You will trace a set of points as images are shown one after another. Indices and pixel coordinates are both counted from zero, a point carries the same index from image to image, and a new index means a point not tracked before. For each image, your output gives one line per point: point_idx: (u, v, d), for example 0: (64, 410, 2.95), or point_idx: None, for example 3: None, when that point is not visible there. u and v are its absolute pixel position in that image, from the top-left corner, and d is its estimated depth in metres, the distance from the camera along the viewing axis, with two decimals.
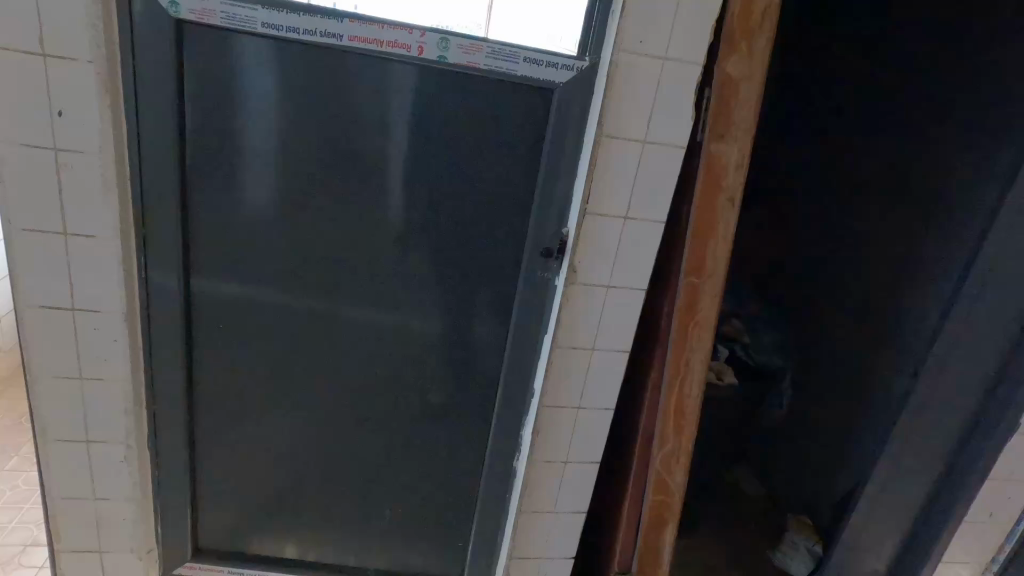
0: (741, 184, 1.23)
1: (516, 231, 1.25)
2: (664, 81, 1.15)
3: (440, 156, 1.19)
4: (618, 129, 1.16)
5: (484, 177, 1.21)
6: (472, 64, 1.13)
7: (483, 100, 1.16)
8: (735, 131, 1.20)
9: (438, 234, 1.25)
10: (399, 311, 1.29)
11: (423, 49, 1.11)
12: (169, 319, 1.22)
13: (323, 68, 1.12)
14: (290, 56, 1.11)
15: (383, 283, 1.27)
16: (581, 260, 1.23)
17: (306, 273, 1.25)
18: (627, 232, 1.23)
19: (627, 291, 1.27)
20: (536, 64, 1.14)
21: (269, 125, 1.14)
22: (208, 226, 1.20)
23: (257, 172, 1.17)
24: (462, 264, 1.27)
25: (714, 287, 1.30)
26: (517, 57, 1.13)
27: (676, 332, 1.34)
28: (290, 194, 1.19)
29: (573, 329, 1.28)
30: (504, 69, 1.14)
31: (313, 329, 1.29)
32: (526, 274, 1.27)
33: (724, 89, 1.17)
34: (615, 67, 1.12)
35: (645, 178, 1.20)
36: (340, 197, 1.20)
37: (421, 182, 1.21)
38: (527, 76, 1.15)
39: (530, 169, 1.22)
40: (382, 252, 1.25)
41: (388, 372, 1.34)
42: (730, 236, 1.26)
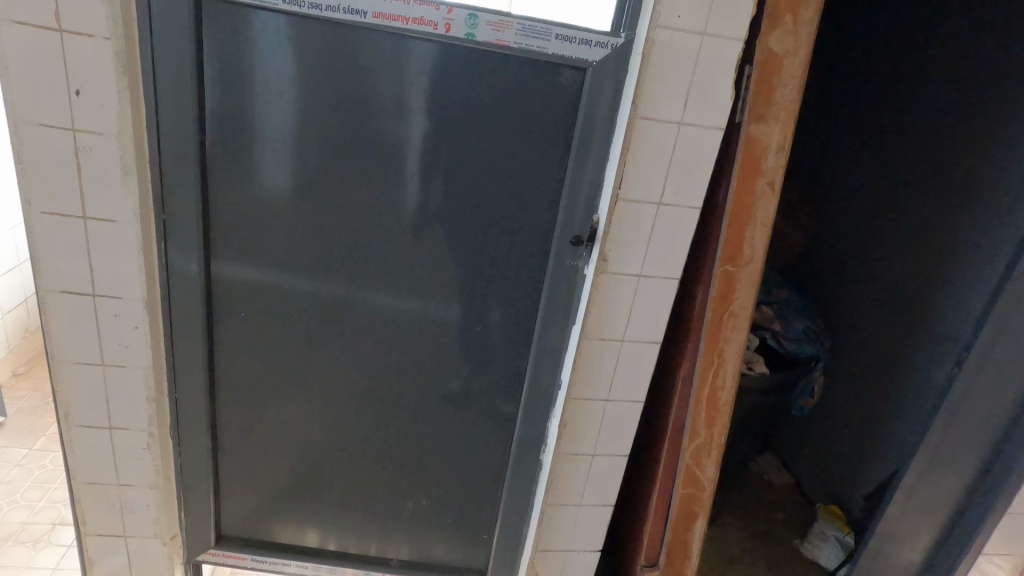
0: (782, 167, 1.16)
1: (543, 218, 1.21)
2: (704, 59, 1.08)
3: (462, 141, 1.15)
4: (654, 111, 1.10)
5: (510, 162, 1.16)
6: (501, 42, 1.08)
7: (512, 80, 1.11)
8: (778, 111, 1.13)
9: (460, 222, 1.20)
10: (421, 300, 1.26)
11: (450, 25, 1.06)
12: (189, 305, 1.20)
13: (351, 49, 1.08)
14: (315, 34, 1.06)
15: (405, 274, 1.24)
16: (612, 250, 1.18)
17: (327, 260, 1.22)
18: (660, 219, 1.17)
19: (660, 281, 1.22)
20: (568, 41, 1.08)
21: (289, 106, 1.11)
22: (228, 211, 1.17)
23: (278, 157, 1.14)
24: (485, 253, 1.23)
25: (751, 276, 1.24)
26: (548, 34, 1.07)
27: (709, 322, 1.28)
28: (309, 180, 1.16)
29: (603, 319, 1.24)
30: (535, 47, 1.08)
31: (332, 318, 1.26)
32: (554, 263, 1.22)
33: (766, 66, 1.10)
34: (653, 45, 1.06)
35: (680, 164, 1.14)
36: (358, 183, 1.16)
37: (441, 168, 1.16)
38: (558, 55, 1.09)
39: (558, 153, 1.16)
40: (402, 240, 1.21)
41: (409, 363, 1.31)
42: (769, 223, 1.20)
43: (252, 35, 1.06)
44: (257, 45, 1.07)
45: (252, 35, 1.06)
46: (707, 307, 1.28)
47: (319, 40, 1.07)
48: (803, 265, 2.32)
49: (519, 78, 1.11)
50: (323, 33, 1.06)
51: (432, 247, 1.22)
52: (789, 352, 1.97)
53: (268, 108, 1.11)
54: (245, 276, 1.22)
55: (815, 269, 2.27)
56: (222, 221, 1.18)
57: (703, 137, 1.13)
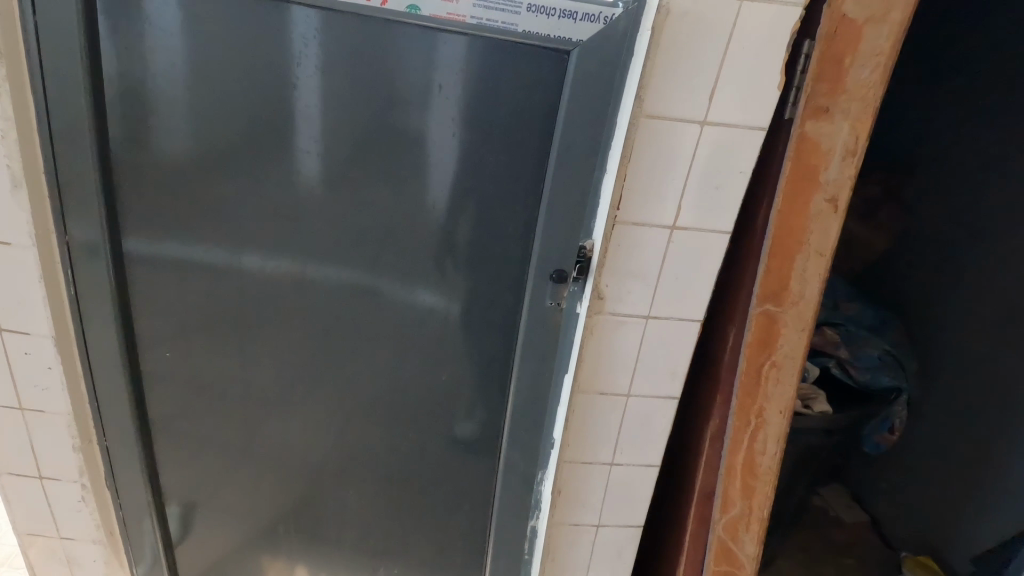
0: (849, 179, 0.85)
1: (523, 247, 0.93)
2: (741, 34, 0.79)
3: (405, 151, 0.87)
4: (665, 105, 0.82)
5: (476, 177, 0.89)
6: (452, 17, 0.79)
7: (469, 69, 0.82)
8: (848, 102, 0.81)
9: (411, 253, 0.94)
10: (373, 344, 1.01)
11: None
12: (108, 349, 1.00)
13: (392, 53, 0.82)
14: (355, 32, 0.81)
15: (360, 313, 0.98)
16: (609, 285, 0.91)
17: (253, 297, 0.98)
18: (673, 247, 0.89)
19: (675, 322, 0.95)
20: (543, 15, 0.77)
21: (191, 108, 0.85)
22: (143, 237, 0.95)
23: (188, 174, 0.90)
24: (450, 291, 0.96)
25: (800, 321, 0.94)
26: (516, 5, 0.77)
27: (743, 375, 0.99)
28: (216, 202, 0.92)
29: (600, 370, 0.98)
30: (498, 23, 0.79)
31: (270, 364, 1.04)
32: (530, 308, 0.93)
33: (836, 38, 0.79)
34: (668, 16, 0.78)
35: (699, 174, 0.85)
36: (274, 203, 0.91)
37: (382, 186, 0.89)
38: (530, 32, 0.79)
39: (536, 163, 0.87)
40: (338, 275, 0.96)
41: (363, 420, 1.07)
42: (827, 252, 0.89)
43: (288, 40, 0.81)
44: (146, 34, 0.82)
45: (141, 18, 0.81)
46: (740, 356, 0.98)
47: (362, 41, 0.81)
48: (892, 277, 1.92)
49: (486, 65, 0.82)
50: (361, 32, 0.81)
51: (381, 283, 0.96)
52: (858, 381, 1.63)
53: (302, 136, 0.87)
54: (272, 270, 0.96)
55: (907, 277, 1.87)
56: (134, 254, 0.96)
57: (744, 138, 0.83)
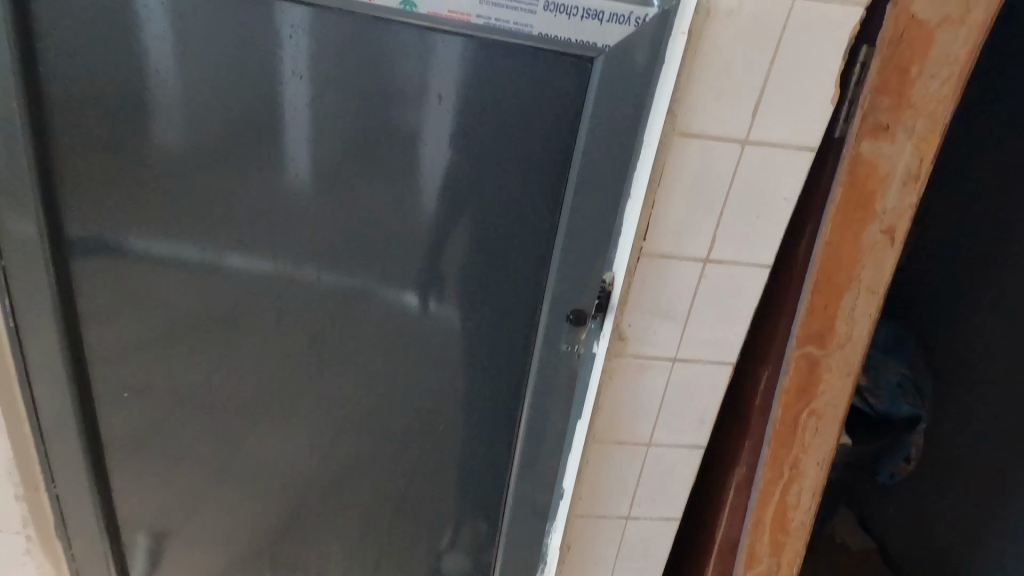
0: (910, 207, 0.74)
1: (530, 275, 0.82)
2: (791, 40, 0.68)
3: (400, 169, 0.76)
4: (700, 121, 0.70)
5: (481, 198, 0.77)
6: (453, 16, 0.67)
7: (475, 76, 0.71)
8: (913, 118, 0.71)
9: (405, 281, 0.82)
10: (360, 379, 0.90)
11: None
12: (54, 388, 0.87)
13: (386, 55, 0.70)
14: (341, 31, 0.69)
15: (345, 346, 0.88)
16: (632, 325, 0.80)
17: (222, 328, 0.86)
18: (705, 283, 0.78)
19: (704, 365, 0.84)
20: (562, 14, 0.65)
21: (151, 117, 0.73)
22: (96, 261, 0.82)
23: (145, 191, 0.78)
24: (451, 323, 0.85)
25: (845, 364, 0.83)
26: (531, 2, 0.65)
27: (778, 424, 0.88)
28: (180, 225, 0.79)
29: (618, 418, 0.86)
30: (509, 23, 0.67)
31: (246, 401, 0.92)
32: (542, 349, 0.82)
33: (904, 43, 0.69)
34: (707, 19, 0.66)
35: (738, 200, 0.74)
36: (242, 223, 0.80)
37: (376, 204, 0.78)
38: (546, 35, 0.67)
39: (549, 182, 0.76)
40: (323, 304, 0.85)
41: (348, 459, 0.96)
42: (880, 289, 0.78)
43: (266, 38, 0.69)
44: (92, 25, 0.69)
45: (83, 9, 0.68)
46: (775, 402, 0.87)
47: (352, 40, 0.69)
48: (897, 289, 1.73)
49: (495, 71, 0.71)
50: (354, 30, 0.69)
51: (373, 312, 0.85)
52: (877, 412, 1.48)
53: (289, 151, 0.75)
54: (257, 269, 0.82)
55: None
56: (83, 283, 0.83)
57: (790, 159, 0.72)
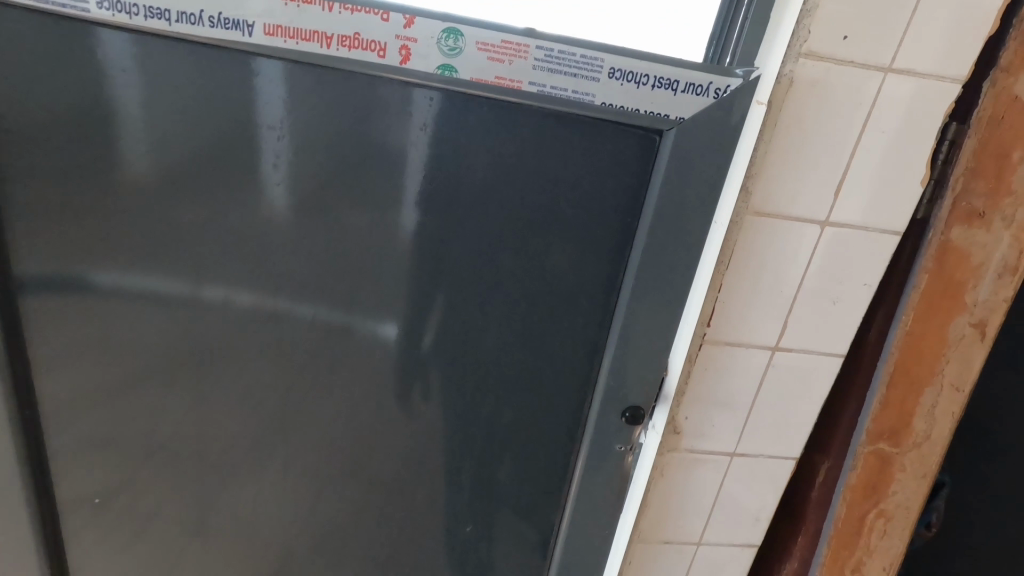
0: (1004, 302, 0.67)
1: (566, 364, 0.73)
2: (879, 117, 0.60)
3: (439, 241, 0.68)
4: (778, 201, 0.62)
5: (524, 278, 0.69)
6: (500, 83, 0.59)
7: (521, 147, 0.64)
8: (1012, 207, 0.64)
9: (434, 364, 0.74)
10: (371, 471, 0.80)
11: (409, 52, 0.58)
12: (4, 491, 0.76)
13: (411, 124, 0.63)
14: (360, 96, 0.62)
15: (356, 437, 0.78)
16: (689, 417, 0.72)
17: (209, 416, 0.76)
18: (772, 374, 0.70)
19: (765, 460, 0.75)
20: (630, 82, 0.58)
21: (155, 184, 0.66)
22: (58, 343, 0.72)
23: (141, 262, 0.69)
24: (478, 415, 0.76)
25: (921, 466, 0.75)
26: (595, 68, 0.58)
27: (840, 523, 0.78)
28: (176, 299, 0.71)
29: (668, 516, 0.78)
30: (567, 91, 0.59)
31: (241, 497, 0.81)
32: (590, 437, 0.74)
33: (1005, 125, 0.62)
34: (790, 88, 0.59)
35: (813, 287, 0.66)
36: (242, 301, 0.71)
37: (405, 281, 0.70)
38: (610, 105, 0.59)
39: (594, 265, 0.68)
40: (336, 389, 0.75)
41: (353, 558, 0.85)
42: (964, 387, 0.70)
43: (277, 103, 0.63)
44: (68, 88, 0.62)
45: (55, 69, 0.61)
46: (837, 499, 0.78)
47: (376, 108, 0.63)
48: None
49: (550, 137, 0.63)
50: (377, 97, 0.62)
51: (393, 400, 0.76)
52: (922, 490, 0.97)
53: (271, 213, 0.67)
54: (240, 302, 0.71)
55: None
56: (45, 367, 0.73)
57: (868, 245, 0.65)
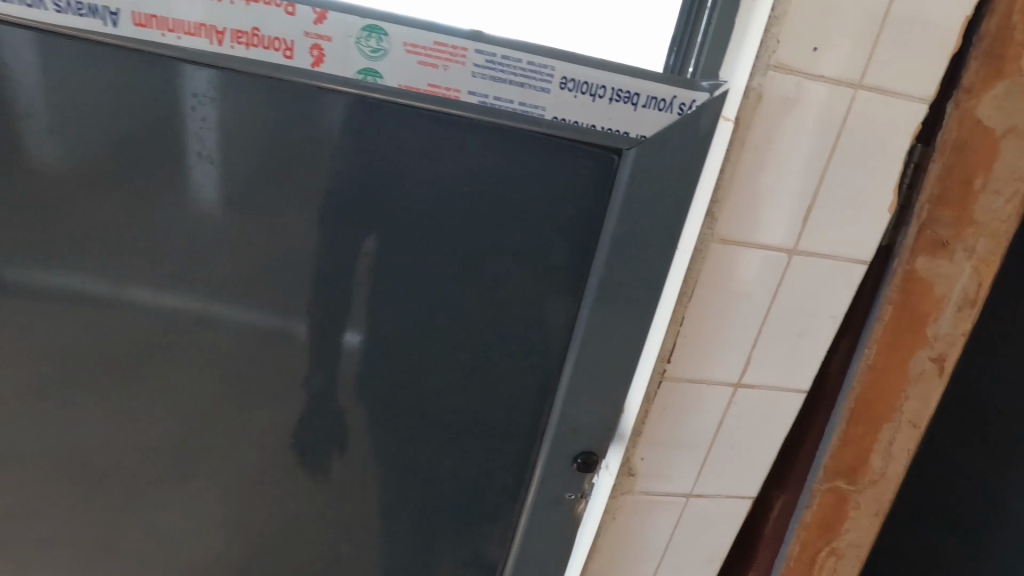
0: (963, 335, 0.64)
1: (510, 403, 0.65)
2: (848, 141, 0.56)
3: (369, 269, 0.59)
4: (744, 228, 0.57)
5: (467, 311, 0.61)
6: (433, 91, 0.51)
7: (461, 162, 0.56)
8: (973, 237, 0.60)
9: (362, 407, 0.64)
10: (290, 529, 0.69)
11: (323, 52, 0.49)
12: None
13: (335, 135, 0.54)
14: (273, 100, 0.53)
15: (270, 490, 0.67)
16: (645, 458, 0.66)
17: (90, 471, 0.64)
18: (733, 411, 0.65)
19: (721, 499, 0.70)
20: (585, 95, 0.51)
21: (16, 205, 0.54)
22: None
23: (22, 282, 0.57)
24: (415, 463, 0.67)
25: (875, 503, 0.71)
26: (544, 77, 0.50)
27: (792, 562, 0.75)
28: (45, 339, 0.59)
29: (621, 560, 0.72)
30: (513, 103, 0.51)
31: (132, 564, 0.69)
32: (539, 484, 0.67)
33: (969, 150, 0.58)
34: (759, 105, 0.53)
35: (776, 321, 0.62)
36: (128, 336, 0.60)
37: (330, 313, 0.60)
38: (563, 120, 0.52)
39: (543, 293, 0.61)
40: (245, 437, 0.65)
41: None
42: (921, 423, 0.67)
43: (174, 105, 0.53)
44: None
45: None
46: (790, 538, 0.75)
47: (295, 114, 0.54)
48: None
49: (499, 153, 0.56)
50: (295, 103, 0.53)
51: (316, 448, 0.66)
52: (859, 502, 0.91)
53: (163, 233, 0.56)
54: (172, 301, 0.59)
55: None
56: None
57: (834, 277, 0.61)
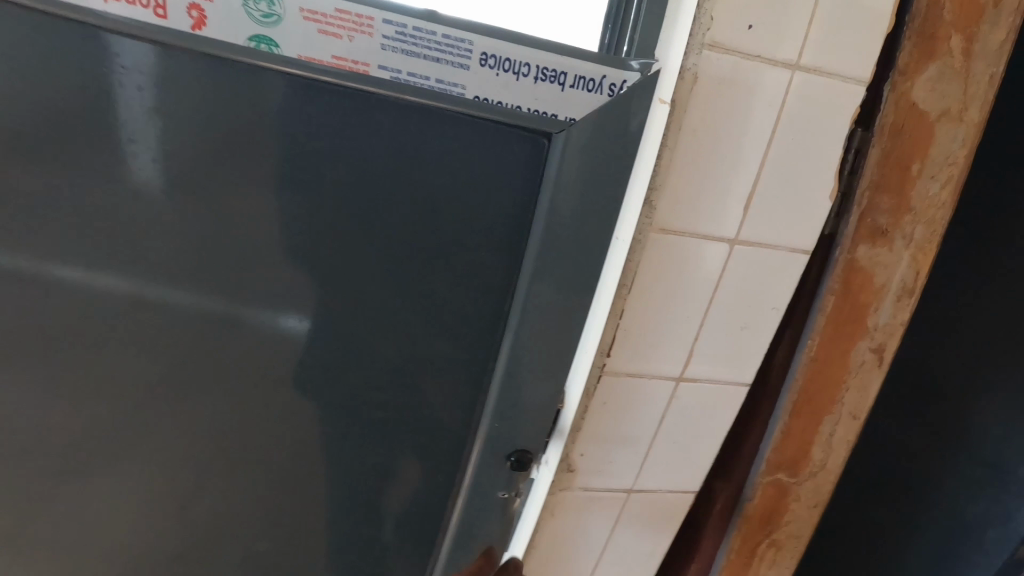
0: (902, 326, 0.63)
1: (437, 410, 0.59)
2: (788, 127, 0.54)
3: (270, 264, 0.52)
4: (683, 217, 0.55)
5: (408, 311, 0.55)
6: (340, 63, 0.47)
7: (388, 143, 0.49)
8: (911, 224, 0.60)
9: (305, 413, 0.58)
10: (201, 538, 0.64)
11: (204, 14, 0.44)
12: None
13: (250, 123, 0.47)
14: (140, 72, 0.45)
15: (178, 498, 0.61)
16: (584, 454, 0.64)
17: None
18: (673, 406, 0.63)
19: (662, 494, 0.69)
20: (507, 73, 0.47)
21: None
22: None
23: None
24: (354, 469, 0.61)
25: (815, 495, 0.71)
26: (462, 52, 0.46)
27: (733, 554, 0.74)
28: None
29: (559, 556, 0.70)
30: (429, 80, 0.47)
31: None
32: (468, 494, 0.62)
33: (905, 135, 0.58)
34: (694, 87, 0.50)
35: (716, 314, 0.59)
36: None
37: (228, 312, 0.53)
38: (485, 100, 0.48)
39: (471, 291, 0.55)
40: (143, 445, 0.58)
41: None
42: (861, 414, 0.67)
43: (49, 86, 0.45)
44: None
45: None
46: (731, 530, 0.74)
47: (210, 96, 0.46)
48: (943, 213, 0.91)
49: (411, 136, 0.48)
50: (202, 82, 0.46)
51: (225, 457, 0.60)
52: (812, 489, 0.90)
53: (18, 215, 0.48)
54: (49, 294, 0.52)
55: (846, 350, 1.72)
56: None
57: (774, 268, 0.59)
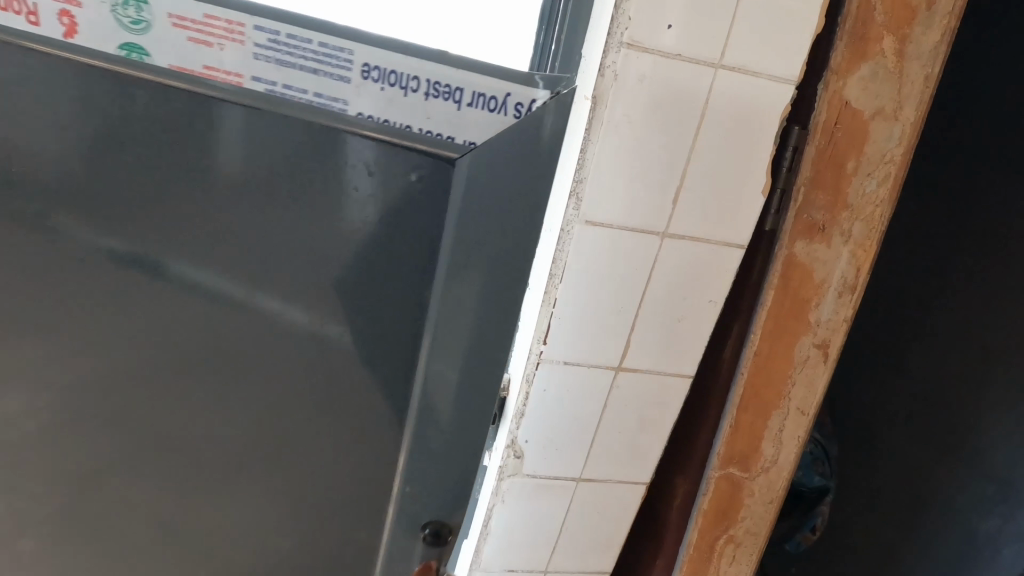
0: (845, 322, 0.64)
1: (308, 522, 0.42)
2: (713, 122, 0.55)
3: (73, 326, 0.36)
4: (610, 210, 0.57)
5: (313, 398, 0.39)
6: (209, 78, 0.32)
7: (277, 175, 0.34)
8: (849, 220, 0.60)
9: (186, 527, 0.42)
10: None
11: (77, 21, 0.31)
12: None
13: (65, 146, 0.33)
14: None
15: None
16: (529, 441, 0.66)
17: None
18: (615, 397, 0.65)
19: (612, 485, 0.71)
20: (396, 89, 0.32)
21: None
22: None
23: None
24: None
25: (769, 492, 0.71)
26: (344, 64, 0.32)
27: (692, 550, 0.74)
28: None
29: (512, 544, 0.72)
30: (308, 95, 0.33)
31: None
32: None
33: (839, 132, 0.58)
34: (613, 85, 0.53)
35: (652, 305, 0.61)
36: None
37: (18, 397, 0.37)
38: (376, 126, 0.33)
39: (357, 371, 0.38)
40: None
41: None
42: (810, 411, 0.67)
43: None
44: None
45: None
46: (689, 525, 0.74)
47: (87, 117, 0.33)
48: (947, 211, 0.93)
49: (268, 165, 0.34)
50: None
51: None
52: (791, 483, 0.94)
53: None
54: None
55: None
56: None
57: (707, 261, 0.60)
